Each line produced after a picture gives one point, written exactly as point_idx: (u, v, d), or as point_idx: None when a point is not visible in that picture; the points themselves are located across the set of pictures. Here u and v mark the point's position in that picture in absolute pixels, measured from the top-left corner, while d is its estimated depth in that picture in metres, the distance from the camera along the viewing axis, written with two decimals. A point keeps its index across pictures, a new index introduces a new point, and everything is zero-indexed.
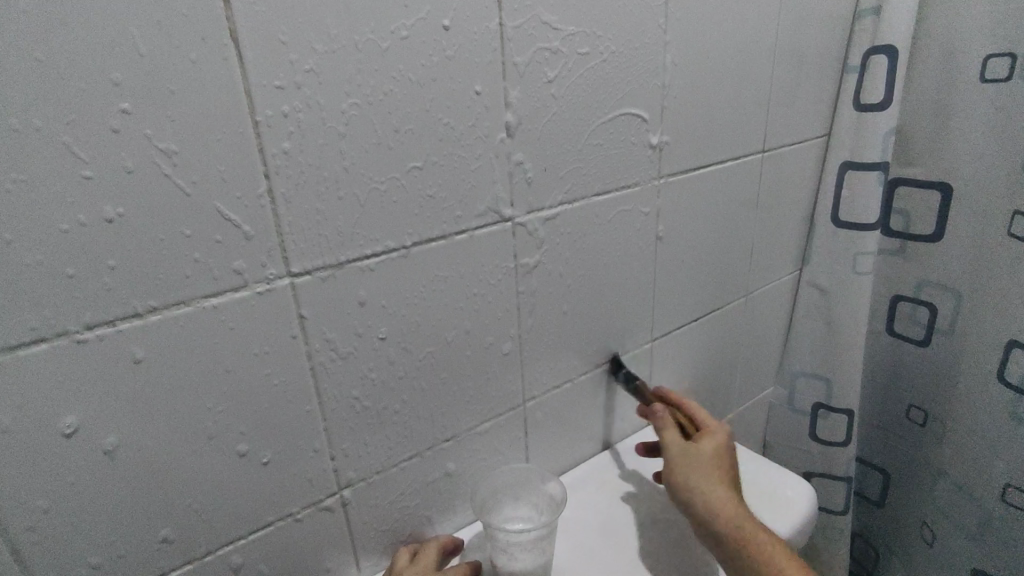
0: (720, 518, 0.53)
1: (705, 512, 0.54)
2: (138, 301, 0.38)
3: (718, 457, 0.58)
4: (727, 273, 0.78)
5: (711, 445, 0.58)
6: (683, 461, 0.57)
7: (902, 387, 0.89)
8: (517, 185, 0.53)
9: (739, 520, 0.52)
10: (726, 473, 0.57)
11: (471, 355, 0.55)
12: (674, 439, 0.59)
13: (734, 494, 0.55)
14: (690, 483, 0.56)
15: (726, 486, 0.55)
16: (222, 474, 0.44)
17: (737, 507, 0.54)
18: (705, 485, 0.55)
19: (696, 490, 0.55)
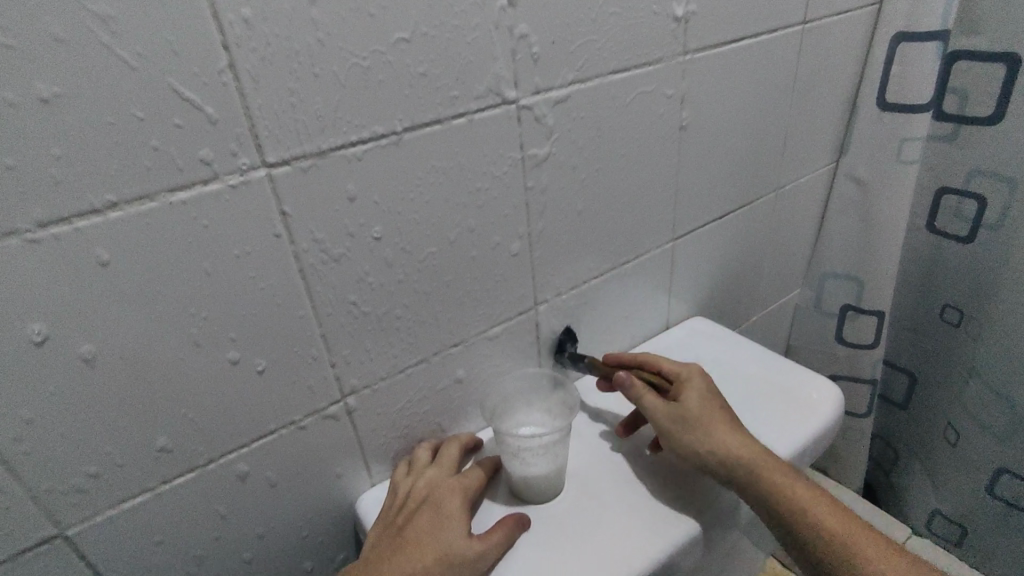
0: (735, 465, 0.49)
1: (717, 462, 0.50)
2: (94, 195, 0.33)
3: (707, 402, 0.53)
4: (758, 166, 0.71)
5: (695, 396, 0.53)
6: (675, 423, 0.52)
7: (939, 288, 0.83)
8: (521, 62, 0.46)
9: (752, 460, 0.49)
10: (722, 412, 0.53)
11: (477, 256, 0.51)
12: (654, 400, 0.54)
13: (734, 433, 0.51)
14: (689, 441, 0.51)
15: (727, 429, 0.51)
16: (216, 382, 0.42)
17: (746, 447, 0.50)
18: (703, 437, 0.51)
19: (695, 441, 0.51)
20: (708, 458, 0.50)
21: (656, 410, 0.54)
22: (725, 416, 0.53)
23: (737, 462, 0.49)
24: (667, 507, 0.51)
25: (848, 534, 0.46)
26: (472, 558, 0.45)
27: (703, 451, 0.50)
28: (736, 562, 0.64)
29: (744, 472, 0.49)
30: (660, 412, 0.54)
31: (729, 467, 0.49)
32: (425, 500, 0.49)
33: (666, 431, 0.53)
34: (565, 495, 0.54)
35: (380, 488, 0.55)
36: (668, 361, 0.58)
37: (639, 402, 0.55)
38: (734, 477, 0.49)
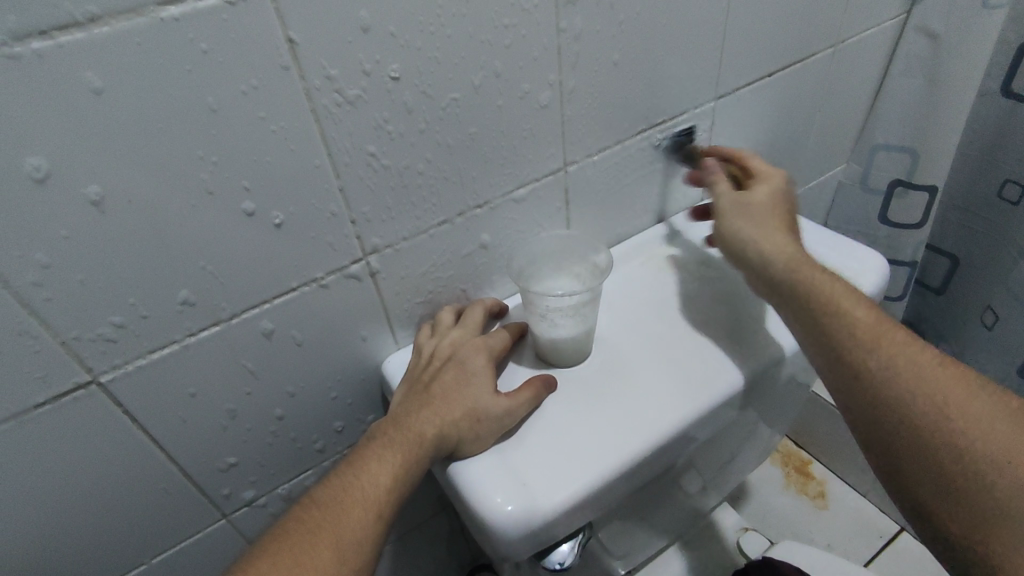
0: (779, 263, 0.48)
1: (761, 262, 0.49)
2: (74, 6, 0.30)
3: (774, 202, 0.53)
4: (819, 14, 0.63)
5: (766, 190, 0.53)
6: (734, 209, 0.52)
7: (1003, 161, 0.77)
8: None
9: (799, 264, 0.48)
10: (780, 216, 0.52)
11: (504, 106, 0.46)
12: (725, 189, 0.55)
13: (781, 234, 0.50)
14: (742, 229, 0.51)
15: (779, 230, 0.51)
16: (233, 233, 0.40)
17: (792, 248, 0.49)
18: (758, 231, 0.50)
19: (749, 232, 0.51)
20: (756, 258, 0.50)
21: (723, 194, 0.54)
22: (781, 217, 0.52)
23: (784, 267, 0.48)
24: (695, 372, 0.50)
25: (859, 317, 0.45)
26: (499, 413, 0.46)
27: (753, 243, 0.50)
28: (758, 430, 0.64)
29: (786, 274, 0.48)
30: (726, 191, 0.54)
31: (772, 270, 0.48)
32: (450, 359, 0.49)
33: (724, 214, 0.53)
34: (591, 360, 0.53)
35: (405, 350, 0.55)
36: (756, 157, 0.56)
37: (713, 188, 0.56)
38: (777, 279, 0.48)
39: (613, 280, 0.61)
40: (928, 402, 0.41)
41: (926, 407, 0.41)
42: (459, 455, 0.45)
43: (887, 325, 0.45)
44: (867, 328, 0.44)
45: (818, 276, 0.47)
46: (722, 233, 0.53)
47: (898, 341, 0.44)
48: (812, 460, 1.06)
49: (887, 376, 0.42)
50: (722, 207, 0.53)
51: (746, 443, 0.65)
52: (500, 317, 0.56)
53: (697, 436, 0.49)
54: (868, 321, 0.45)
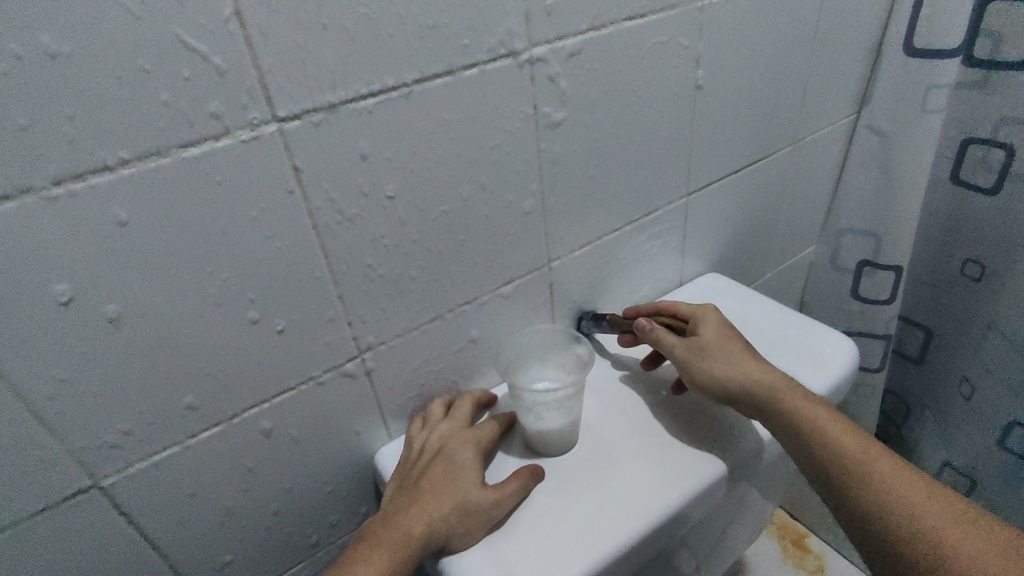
0: (755, 387, 0.51)
1: (738, 386, 0.52)
2: (107, 152, 0.34)
3: (724, 336, 0.56)
4: (777, 118, 0.69)
5: (712, 327, 0.56)
6: (693, 351, 0.55)
7: (960, 241, 0.82)
8: (534, 14, 0.44)
9: (768, 381, 0.51)
10: (741, 345, 0.55)
11: (490, 214, 0.50)
12: (674, 338, 0.57)
13: (748, 358, 0.53)
14: (710, 369, 0.53)
15: (747, 357, 0.54)
16: (236, 340, 0.43)
17: (760, 368, 0.52)
18: (729, 367, 0.53)
19: (715, 369, 0.53)
20: (726, 385, 0.52)
21: (676, 346, 0.56)
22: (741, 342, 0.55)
23: (758, 387, 0.51)
24: (677, 460, 0.52)
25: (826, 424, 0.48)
26: (487, 505, 0.47)
27: (722, 377, 0.52)
28: (746, 511, 0.65)
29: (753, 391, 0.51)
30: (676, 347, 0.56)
31: (744, 390, 0.52)
32: (439, 453, 0.51)
33: (685, 365, 0.55)
34: (578, 448, 0.55)
35: (397, 441, 0.57)
36: (680, 302, 0.60)
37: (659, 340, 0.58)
38: (757, 401, 0.51)
39: (597, 367, 0.64)
40: (902, 504, 0.43)
41: (876, 499, 0.44)
42: (449, 549, 0.46)
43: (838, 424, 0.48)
44: (829, 437, 0.47)
45: (788, 392, 0.50)
46: (694, 378, 0.54)
47: (864, 452, 0.46)
48: (808, 533, 1.05)
49: (865, 482, 0.44)
50: (681, 359, 0.56)
51: (735, 525, 0.66)
52: (489, 407, 0.58)
53: (683, 525, 0.50)
54: (841, 441, 0.47)
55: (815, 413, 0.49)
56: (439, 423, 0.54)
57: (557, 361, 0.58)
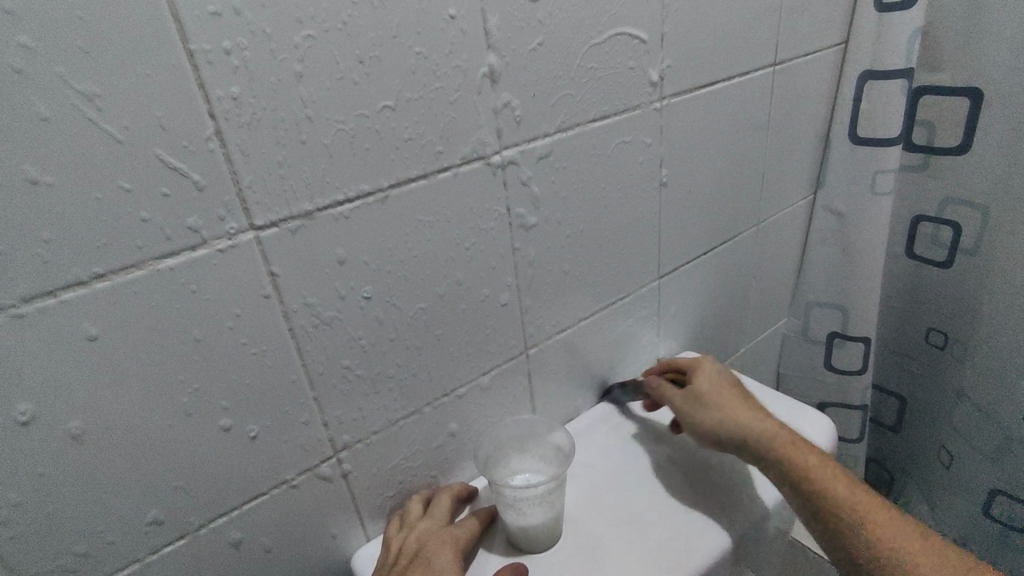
0: (766, 445, 0.51)
1: (760, 448, 0.52)
2: (82, 268, 0.34)
3: (722, 386, 0.56)
4: (738, 202, 0.73)
5: (707, 378, 0.57)
6: (694, 403, 0.56)
7: (922, 312, 0.85)
8: (505, 124, 0.47)
9: (784, 446, 0.51)
10: (736, 395, 0.56)
11: (466, 308, 0.51)
12: (673, 395, 0.59)
13: (745, 410, 0.54)
14: (714, 418, 0.54)
15: (748, 409, 0.54)
16: (207, 449, 0.42)
17: (777, 430, 0.52)
18: (727, 417, 0.54)
19: (715, 420, 0.54)
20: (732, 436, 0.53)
21: (678, 399, 0.58)
22: (741, 396, 0.56)
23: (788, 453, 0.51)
24: (666, 553, 0.51)
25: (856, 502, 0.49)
26: None
27: (721, 428, 0.53)
28: None
29: (780, 457, 0.51)
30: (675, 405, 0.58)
31: (771, 453, 0.51)
32: (417, 552, 0.48)
33: (684, 416, 0.57)
34: (563, 543, 0.53)
35: (375, 542, 0.54)
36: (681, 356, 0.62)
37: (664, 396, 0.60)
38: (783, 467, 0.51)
39: (580, 453, 0.63)
40: None
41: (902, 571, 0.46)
42: None
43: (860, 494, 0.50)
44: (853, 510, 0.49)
45: (811, 463, 0.51)
46: (692, 426, 0.56)
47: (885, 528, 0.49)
48: None
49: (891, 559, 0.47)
50: (681, 406, 0.57)
51: None
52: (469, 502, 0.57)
53: None
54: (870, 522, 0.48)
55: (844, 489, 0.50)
56: (418, 521, 0.52)
57: (538, 451, 0.58)
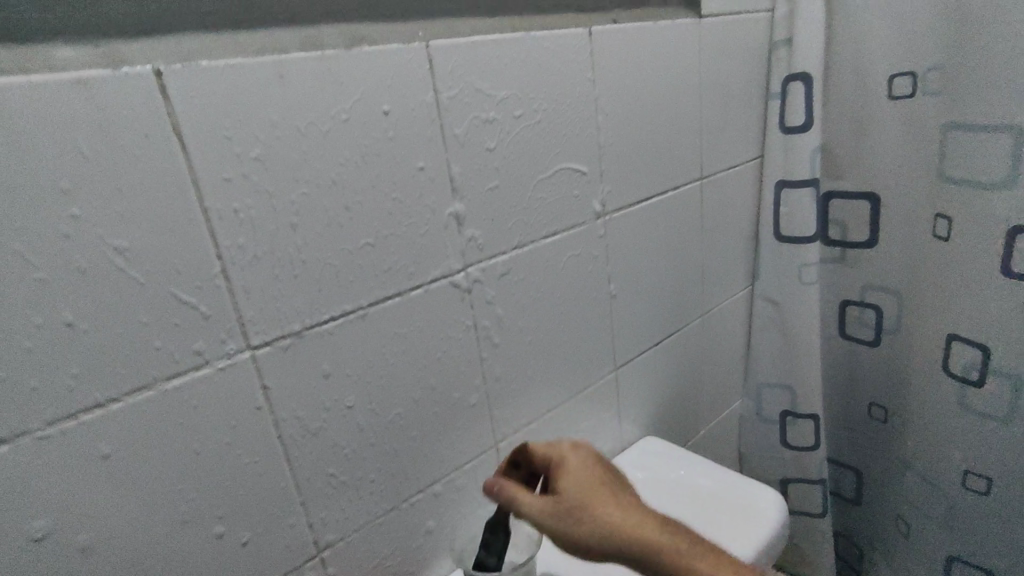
0: (637, 537, 0.49)
1: (630, 542, 0.49)
2: (100, 392, 0.39)
3: (587, 482, 0.52)
4: (683, 297, 0.81)
5: (568, 483, 0.52)
6: (570, 517, 0.50)
7: (861, 388, 0.93)
8: (469, 250, 0.55)
9: (649, 536, 0.49)
10: (603, 490, 0.52)
11: (439, 409, 0.57)
12: (532, 501, 0.51)
13: (616, 507, 0.51)
14: (589, 522, 0.50)
15: (629, 510, 0.51)
16: (200, 557, 0.45)
17: (641, 522, 0.50)
18: (612, 515, 0.50)
19: (599, 522, 0.49)
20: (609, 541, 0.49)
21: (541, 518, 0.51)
22: (605, 484, 0.52)
23: (648, 544, 0.49)
24: None
25: (689, 553, 0.49)
26: None
27: (604, 530, 0.49)
28: None
29: (641, 549, 0.49)
30: (542, 517, 0.51)
31: (635, 546, 0.49)
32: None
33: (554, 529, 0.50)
34: None
35: None
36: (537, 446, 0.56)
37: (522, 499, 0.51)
38: (647, 556, 0.49)
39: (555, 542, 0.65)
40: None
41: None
42: None
43: (729, 562, 0.50)
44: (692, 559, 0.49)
45: (667, 542, 0.49)
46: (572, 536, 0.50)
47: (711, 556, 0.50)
48: None
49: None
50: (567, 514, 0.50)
51: None
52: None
53: None
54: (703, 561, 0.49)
55: (686, 546, 0.50)
56: None
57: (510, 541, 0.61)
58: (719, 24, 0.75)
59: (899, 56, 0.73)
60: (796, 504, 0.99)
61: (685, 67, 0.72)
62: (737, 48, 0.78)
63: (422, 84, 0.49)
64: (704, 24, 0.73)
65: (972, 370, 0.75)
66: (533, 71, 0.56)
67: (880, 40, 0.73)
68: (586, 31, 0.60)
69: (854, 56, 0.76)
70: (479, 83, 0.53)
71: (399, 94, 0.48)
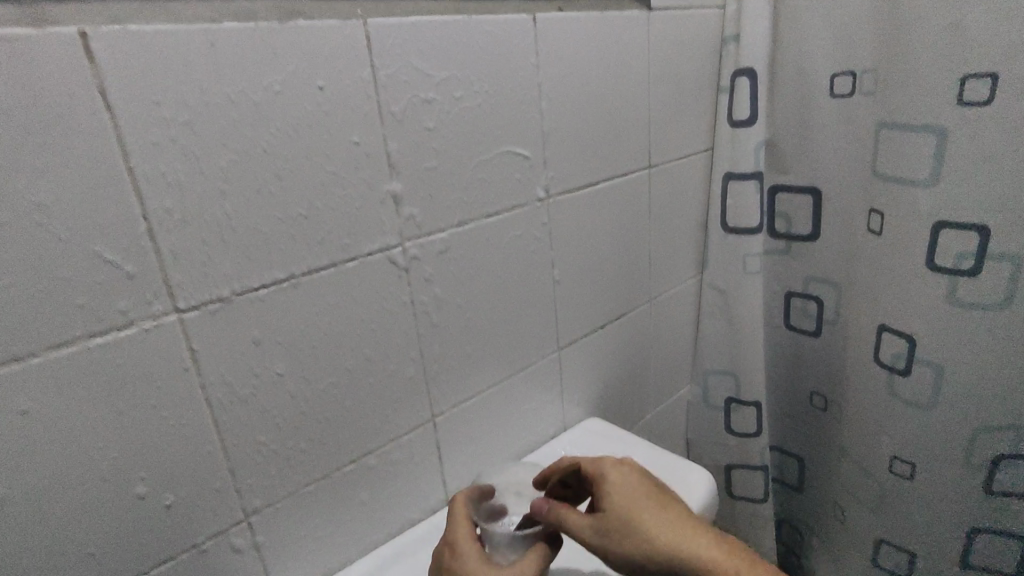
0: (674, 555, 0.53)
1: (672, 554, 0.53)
2: (18, 345, 0.39)
3: (633, 494, 0.56)
4: (631, 281, 0.84)
5: (609, 498, 0.56)
6: (613, 529, 0.54)
7: (804, 376, 0.96)
8: (406, 225, 0.56)
9: (690, 550, 0.53)
10: (646, 501, 0.56)
11: (374, 381, 0.58)
12: (581, 518, 0.55)
13: (660, 517, 0.55)
14: (631, 536, 0.54)
15: (677, 523, 0.55)
16: (120, 515, 0.46)
17: (680, 535, 0.54)
18: (659, 531, 0.54)
19: (646, 534, 0.54)
20: (643, 557, 0.54)
21: (583, 528, 0.55)
22: (649, 496, 0.56)
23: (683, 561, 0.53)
24: None
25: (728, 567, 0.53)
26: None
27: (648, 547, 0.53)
28: None
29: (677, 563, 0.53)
30: (587, 528, 0.55)
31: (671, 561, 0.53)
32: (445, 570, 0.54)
33: (594, 540, 0.55)
34: None
35: None
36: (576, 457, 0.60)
37: (566, 517, 0.55)
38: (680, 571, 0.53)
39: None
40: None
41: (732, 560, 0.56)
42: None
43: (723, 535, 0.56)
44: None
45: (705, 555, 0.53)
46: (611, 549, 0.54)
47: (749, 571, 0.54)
48: None
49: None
50: (610, 528, 0.54)
51: None
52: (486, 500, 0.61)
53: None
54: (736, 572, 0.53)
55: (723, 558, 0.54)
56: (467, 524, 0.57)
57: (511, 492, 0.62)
58: (669, 17, 0.77)
59: (840, 55, 0.76)
60: (739, 489, 1.02)
61: (634, 57, 0.74)
62: (688, 42, 0.80)
63: (360, 59, 0.50)
64: (654, 16, 0.75)
65: (900, 360, 0.78)
66: (475, 53, 0.58)
67: (823, 39, 0.76)
68: (531, 16, 0.61)
69: (798, 54, 0.79)
70: (418, 62, 0.54)
71: (335, 68, 0.49)
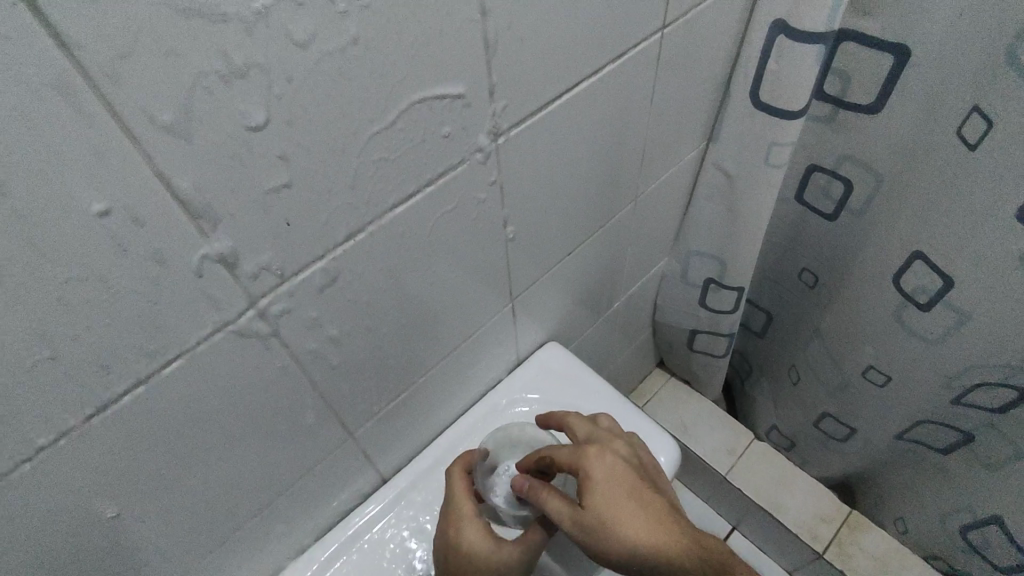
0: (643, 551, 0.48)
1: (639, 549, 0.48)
2: None
3: (615, 480, 0.51)
4: (613, 187, 0.61)
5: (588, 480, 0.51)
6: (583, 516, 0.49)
7: (801, 253, 0.82)
8: (255, 282, 0.34)
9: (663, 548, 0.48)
10: (626, 488, 0.50)
11: (262, 447, 0.44)
12: (559, 504, 0.51)
13: (635, 507, 0.49)
14: (602, 525, 0.49)
15: (657, 519, 0.49)
16: None
17: (653, 532, 0.48)
18: (633, 527, 0.48)
19: (619, 526, 0.48)
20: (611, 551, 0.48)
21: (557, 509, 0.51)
22: (630, 483, 0.51)
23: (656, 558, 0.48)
24: None
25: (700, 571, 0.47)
26: None
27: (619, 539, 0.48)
28: None
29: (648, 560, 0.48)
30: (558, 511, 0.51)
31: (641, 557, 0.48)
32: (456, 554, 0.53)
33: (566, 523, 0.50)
34: None
35: None
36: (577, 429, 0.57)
37: (543, 499, 0.51)
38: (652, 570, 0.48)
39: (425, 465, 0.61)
40: None
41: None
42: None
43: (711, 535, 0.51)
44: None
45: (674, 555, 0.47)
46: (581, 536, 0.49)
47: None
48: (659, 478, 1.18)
49: None
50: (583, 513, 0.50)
51: None
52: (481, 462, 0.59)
53: None
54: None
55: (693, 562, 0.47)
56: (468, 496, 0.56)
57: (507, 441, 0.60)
58: None
59: None
60: (700, 346, 0.98)
61: None
62: None
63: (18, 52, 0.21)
64: None
65: (924, 294, 0.66)
66: None
67: None
68: None
69: None
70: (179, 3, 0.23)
71: None
